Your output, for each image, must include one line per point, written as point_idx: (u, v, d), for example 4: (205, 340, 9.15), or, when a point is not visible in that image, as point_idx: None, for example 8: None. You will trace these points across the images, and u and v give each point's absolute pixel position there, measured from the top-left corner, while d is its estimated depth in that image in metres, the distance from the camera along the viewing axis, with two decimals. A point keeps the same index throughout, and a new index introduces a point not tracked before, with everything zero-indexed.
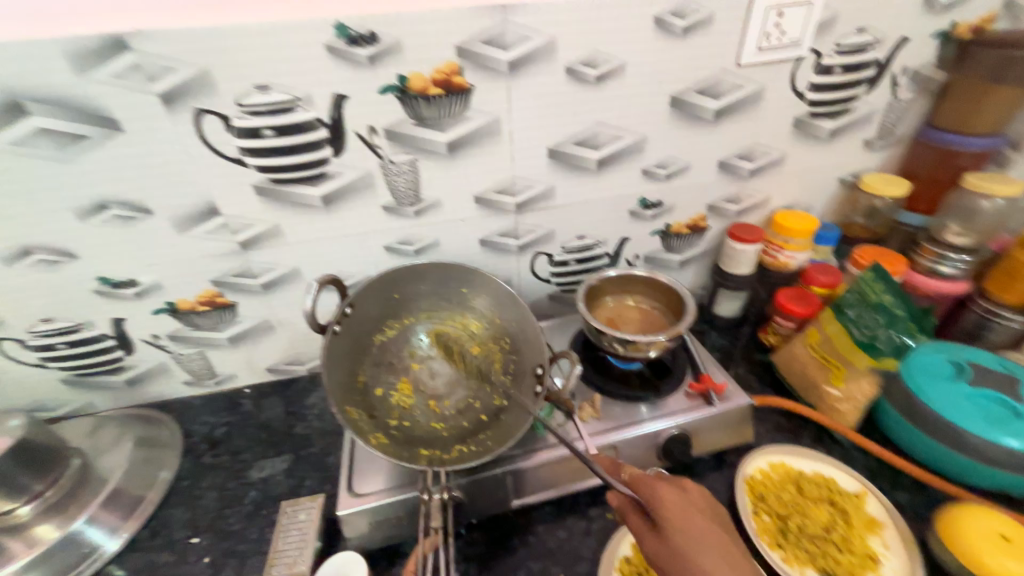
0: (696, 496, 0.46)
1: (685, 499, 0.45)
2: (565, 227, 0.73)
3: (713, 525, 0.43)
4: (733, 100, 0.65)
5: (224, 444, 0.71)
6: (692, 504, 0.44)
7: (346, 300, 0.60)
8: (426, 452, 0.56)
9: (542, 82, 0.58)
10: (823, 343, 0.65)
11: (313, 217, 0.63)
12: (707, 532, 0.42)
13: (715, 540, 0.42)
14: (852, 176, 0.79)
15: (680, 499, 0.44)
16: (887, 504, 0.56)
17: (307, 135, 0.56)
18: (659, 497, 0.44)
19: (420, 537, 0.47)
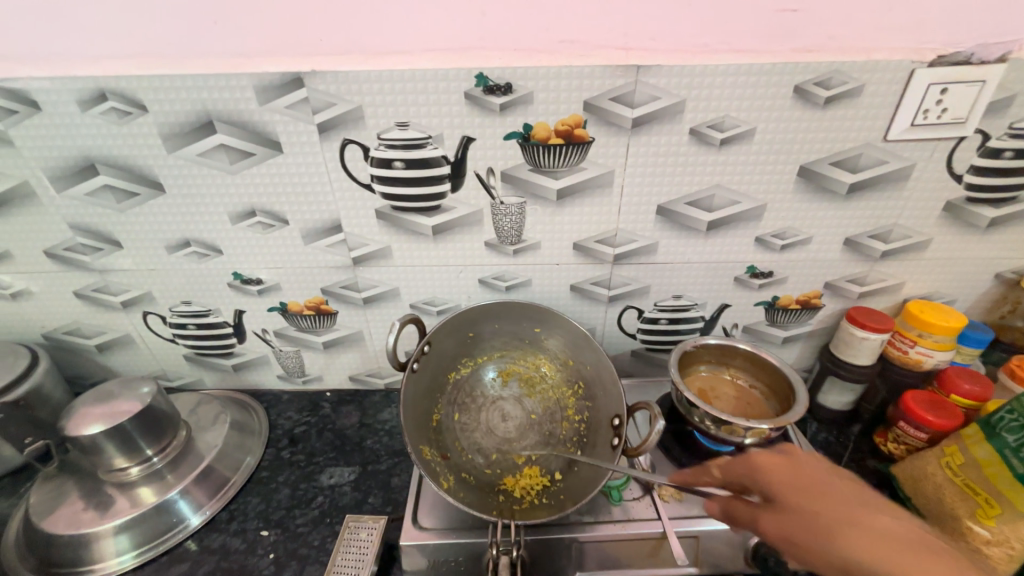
0: (799, 457, 0.45)
1: (799, 464, 0.44)
2: (662, 284, 0.71)
3: (856, 495, 0.41)
4: (872, 175, 0.60)
5: (302, 442, 0.75)
6: (803, 467, 0.44)
7: (425, 338, 0.61)
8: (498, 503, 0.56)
9: (663, 142, 0.58)
10: (969, 468, 0.55)
11: (420, 244, 0.67)
12: (847, 499, 0.40)
13: (864, 509, 0.39)
14: (1012, 273, 0.68)
15: (794, 468, 0.44)
16: None
17: (432, 169, 0.60)
18: (755, 464, 0.45)
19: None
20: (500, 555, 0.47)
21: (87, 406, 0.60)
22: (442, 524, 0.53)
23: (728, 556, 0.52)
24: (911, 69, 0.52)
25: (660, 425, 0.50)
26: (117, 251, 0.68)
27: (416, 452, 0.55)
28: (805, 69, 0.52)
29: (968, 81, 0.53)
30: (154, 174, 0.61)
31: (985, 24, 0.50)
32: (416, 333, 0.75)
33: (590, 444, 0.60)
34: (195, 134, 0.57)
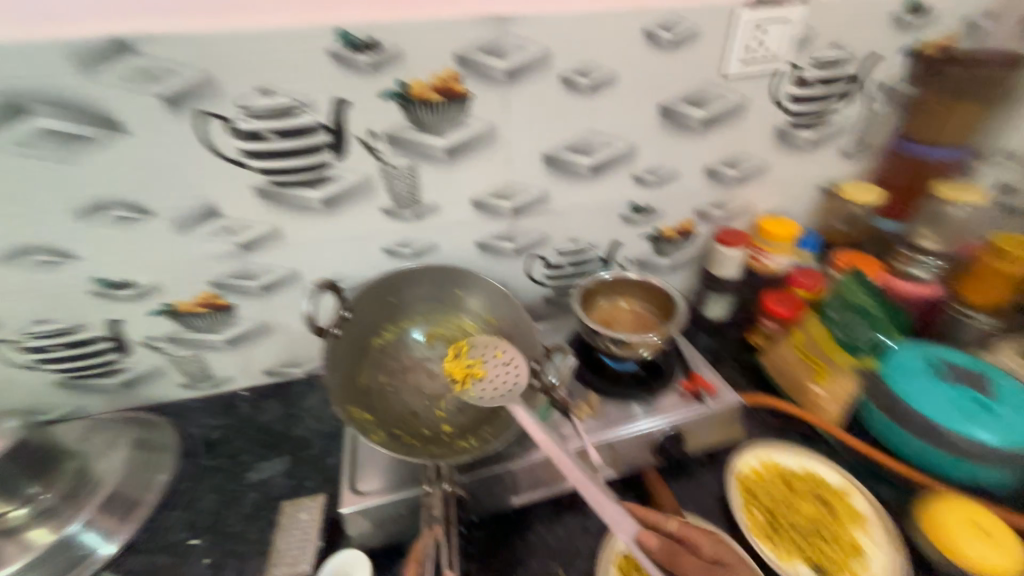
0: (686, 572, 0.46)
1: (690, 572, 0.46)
2: (560, 231, 0.76)
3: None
4: (719, 110, 0.69)
5: (222, 446, 0.71)
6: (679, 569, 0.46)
7: (344, 304, 0.61)
8: (428, 449, 0.56)
9: (536, 90, 0.60)
10: (808, 344, 0.68)
11: (314, 220, 0.64)
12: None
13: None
14: (832, 184, 0.83)
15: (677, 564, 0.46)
16: (873, 499, 0.58)
17: (308, 137, 0.57)
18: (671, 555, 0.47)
19: (426, 526, 0.49)
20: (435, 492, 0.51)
21: None
22: (381, 485, 0.55)
23: (637, 454, 0.61)
24: (735, 11, 0.60)
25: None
26: None
27: (341, 409, 0.54)
28: (650, 14, 0.58)
29: (779, 21, 0.62)
30: None
31: None
32: (321, 309, 0.73)
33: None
34: (4, 120, 0.49)
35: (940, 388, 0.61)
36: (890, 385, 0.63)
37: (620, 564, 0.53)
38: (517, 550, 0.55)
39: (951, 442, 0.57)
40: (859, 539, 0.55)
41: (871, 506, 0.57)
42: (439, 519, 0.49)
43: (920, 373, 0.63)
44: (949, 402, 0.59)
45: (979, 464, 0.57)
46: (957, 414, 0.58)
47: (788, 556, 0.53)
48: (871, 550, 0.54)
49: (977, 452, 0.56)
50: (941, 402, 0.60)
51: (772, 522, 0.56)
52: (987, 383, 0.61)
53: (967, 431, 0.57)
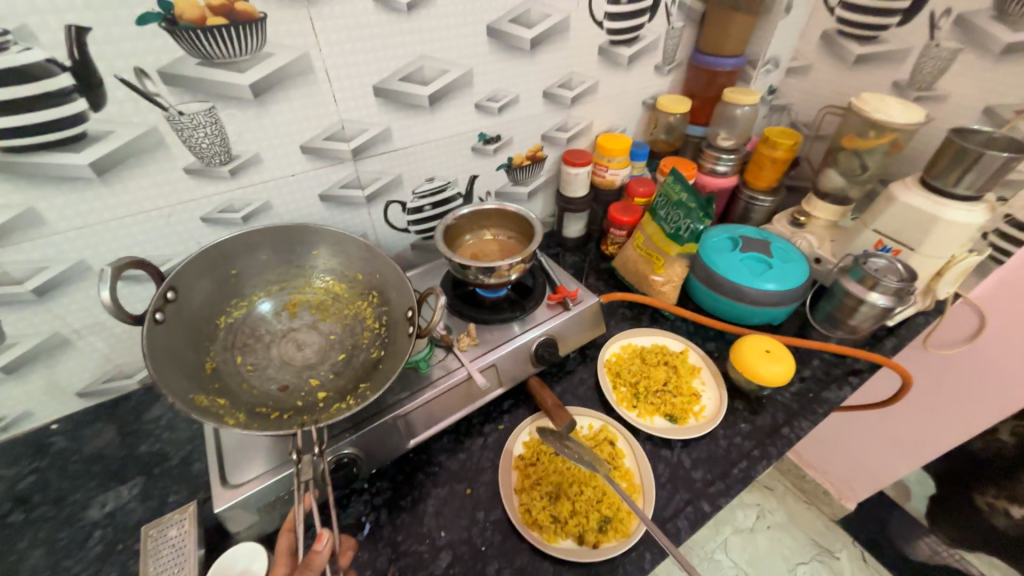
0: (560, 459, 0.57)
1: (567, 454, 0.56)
2: (412, 171, 0.72)
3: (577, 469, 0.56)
4: (544, 29, 0.69)
5: (39, 493, 0.57)
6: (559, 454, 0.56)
7: (164, 284, 0.51)
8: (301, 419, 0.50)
9: (347, 11, 0.54)
10: (646, 242, 0.78)
11: (86, 193, 0.50)
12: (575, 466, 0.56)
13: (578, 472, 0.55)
14: (651, 98, 0.92)
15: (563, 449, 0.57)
16: (702, 353, 0.72)
17: (49, 80, 0.44)
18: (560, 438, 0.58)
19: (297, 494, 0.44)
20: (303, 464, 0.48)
21: None
22: (258, 472, 0.50)
23: (520, 368, 0.65)
24: None
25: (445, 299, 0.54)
26: None
27: (177, 396, 0.46)
28: None
29: None
30: None
31: None
32: (129, 294, 0.60)
33: (391, 341, 0.58)
34: None
35: (737, 255, 0.76)
36: (707, 262, 0.77)
37: (518, 464, 0.58)
38: (423, 486, 0.57)
39: (747, 295, 0.73)
40: (696, 387, 0.68)
41: (701, 359, 0.72)
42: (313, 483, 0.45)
43: (724, 248, 0.78)
44: (742, 264, 0.75)
45: (765, 307, 0.73)
46: (749, 274, 0.73)
47: (648, 414, 0.64)
48: (704, 392, 0.68)
49: (763, 299, 0.73)
50: (738, 266, 0.75)
51: (635, 392, 0.66)
52: (768, 244, 0.78)
53: (756, 284, 0.72)
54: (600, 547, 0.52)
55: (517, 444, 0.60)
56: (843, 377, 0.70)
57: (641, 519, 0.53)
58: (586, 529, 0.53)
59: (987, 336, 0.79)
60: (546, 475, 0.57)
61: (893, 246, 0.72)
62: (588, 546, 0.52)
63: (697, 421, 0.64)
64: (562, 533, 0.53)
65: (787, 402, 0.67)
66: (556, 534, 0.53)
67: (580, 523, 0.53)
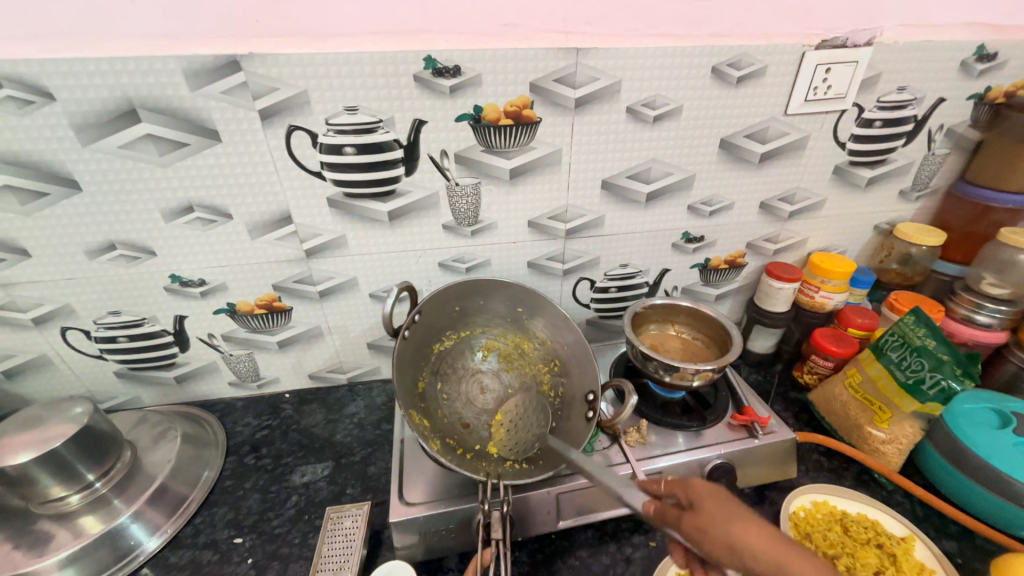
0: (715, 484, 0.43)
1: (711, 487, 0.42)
2: (610, 255, 0.76)
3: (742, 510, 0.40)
4: (778, 145, 0.69)
5: (266, 447, 0.71)
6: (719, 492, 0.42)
7: (416, 306, 0.61)
8: (482, 464, 0.57)
9: (602, 120, 0.62)
10: (865, 384, 0.66)
11: (377, 231, 0.66)
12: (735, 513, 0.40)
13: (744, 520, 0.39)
14: (886, 224, 0.82)
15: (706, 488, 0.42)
16: (936, 550, 0.55)
17: (387, 152, 0.60)
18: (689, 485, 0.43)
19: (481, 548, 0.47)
20: (491, 512, 0.50)
21: (12, 435, 0.54)
22: (428, 497, 0.54)
23: None
24: (802, 52, 0.61)
25: (632, 399, 0.57)
26: (24, 260, 0.60)
27: (407, 414, 0.55)
28: (719, 52, 0.59)
29: (846, 62, 0.63)
30: (67, 171, 0.54)
31: (855, 15, 0.60)
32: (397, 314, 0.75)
33: (563, 417, 0.63)
34: (115, 124, 0.53)
35: (1009, 437, 0.58)
36: (956, 433, 0.60)
37: None
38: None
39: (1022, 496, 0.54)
40: None
41: (934, 557, 0.55)
42: (498, 541, 0.48)
43: (987, 423, 0.60)
44: (1017, 451, 0.56)
45: None
46: None
47: None
48: None
49: None
50: (1009, 451, 0.57)
51: None
52: None
53: None
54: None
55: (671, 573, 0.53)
56: None
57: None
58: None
59: None
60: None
61: None
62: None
63: None
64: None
65: None
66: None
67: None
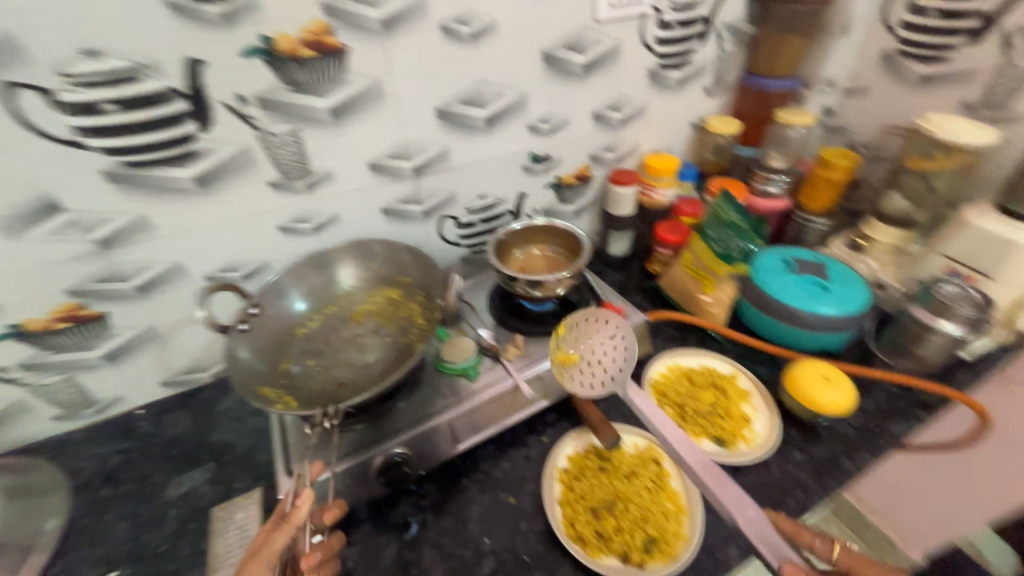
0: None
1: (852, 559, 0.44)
2: (465, 187, 0.76)
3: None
4: (596, 54, 0.73)
5: (125, 472, 0.62)
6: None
7: (249, 301, 0.59)
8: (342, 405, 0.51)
9: (417, 41, 0.59)
10: (695, 261, 0.78)
11: (188, 203, 0.57)
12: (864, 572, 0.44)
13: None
14: (700, 120, 0.93)
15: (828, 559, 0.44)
16: (754, 377, 0.69)
17: (165, 104, 0.50)
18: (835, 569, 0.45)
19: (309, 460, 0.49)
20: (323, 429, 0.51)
21: None
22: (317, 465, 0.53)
23: (565, 382, 0.65)
24: None
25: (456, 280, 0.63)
26: None
27: (243, 390, 0.51)
28: None
29: None
30: None
31: None
32: (220, 309, 0.67)
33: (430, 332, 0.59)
34: None
35: (793, 277, 0.74)
36: (759, 285, 0.75)
37: (562, 478, 0.57)
38: (468, 491, 0.58)
39: (804, 319, 0.71)
40: (746, 412, 0.65)
41: (753, 383, 0.69)
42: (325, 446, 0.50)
43: (779, 271, 0.76)
44: (797, 287, 0.73)
45: (823, 333, 0.71)
46: (805, 296, 0.71)
47: (696, 436, 0.62)
48: (756, 418, 0.64)
49: (821, 324, 0.70)
50: (793, 288, 0.73)
51: (681, 413, 0.65)
52: (824, 267, 0.75)
53: (814, 308, 0.70)
54: (648, 569, 0.49)
55: (560, 458, 0.59)
56: (910, 410, 0.65)
57: (691, 548, 0.50)
58: (631, 550, 0.51)
59: None
60: (590, 490, 0.56)
61: (966, 273, 0.67)
62: (634, 566, 0.49)
63: (748, 448, 0.61)
64: (606, 550, 0.51)
65: (848, 432, 0.63)
66: (600, 551, 0.51)
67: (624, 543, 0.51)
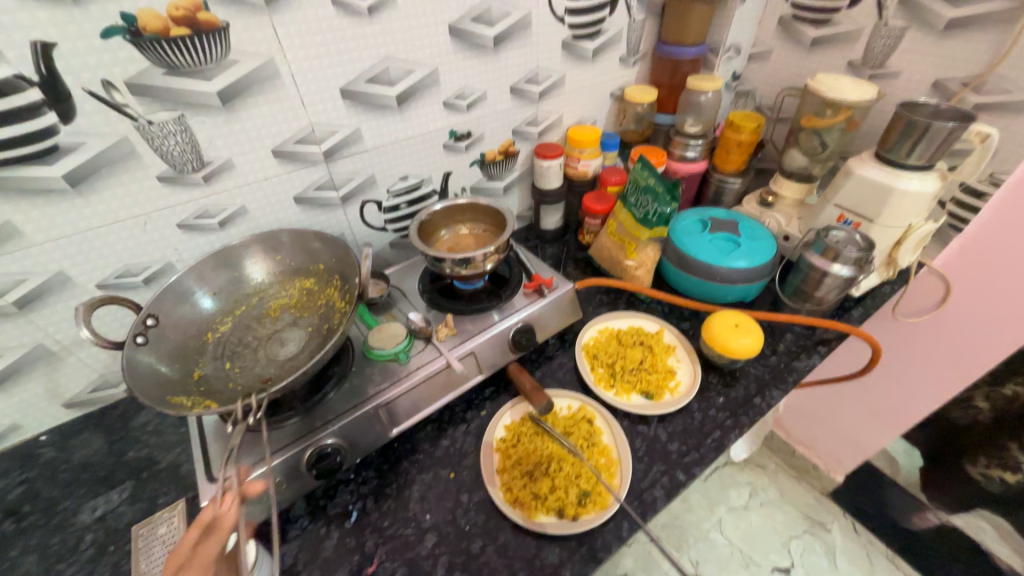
0: None
1: None
2: (384, 170, 0.74)
3: None
4: (506, 26, 0.72)
5: (29, 503, 0.57)
6: None
7: (142, 312, 0.54)
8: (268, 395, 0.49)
9: (308, 16, 0.55)
10: (619, 228, 0.80)
11: (62, 204, 0.51)
12: None
13: None
14: (619, 90, 0.95)
15: None
16: (677, 332, 0.74)
17: (16, 94, 0.45)
18: None
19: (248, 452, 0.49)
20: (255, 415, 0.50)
21: None
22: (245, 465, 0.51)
23: (499, 355, 0.66)
24: None
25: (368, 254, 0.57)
26: None
27: (151, 400, 0.47)
28: None
29: None
30: None
31: None
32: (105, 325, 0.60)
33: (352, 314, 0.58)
34: None
35: (708, 236, 0.78)
36: (678, 246, 0.79)
37: (499, 447, 0.59)
38: (407, 473, 0.58)
39: (719, 274, 0.75)
40: (671, 364, 0.70)
41: (676, 337, 0.73)
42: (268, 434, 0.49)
43: (695, 231, 0.80)
44: (712, 244, 0.77)
45: (737, 285, 0.76)
46: (719, 253, 0.76)
47: (625, 393, 0.66)
48: (679, 368, 0.69)
49: (734, 277, 0.75)
50: (708, 246, 0.77)
51: (611, 372, 0.68)
52: (735, 223, 0.80)
53: (729, 263, 0.75)
54: (580, 520, 0.52)
55: (498, 428, 0.61)
56: (812, 346, 0.73)
57: (620, 494, 0.53)
58: (565, 505, 0.53)
59: (955, 303, 0.83)
60: (526, 454, 0.58)
61: (854, 219, 0.73)
62: (568, 519, 0.52)
63: (672, 397, 0.65)
64: (541, 508, 0.53)
65: (760, 373, 0.69)
66: (536, 510, 0.53)
67: (558, 499, 0.54)
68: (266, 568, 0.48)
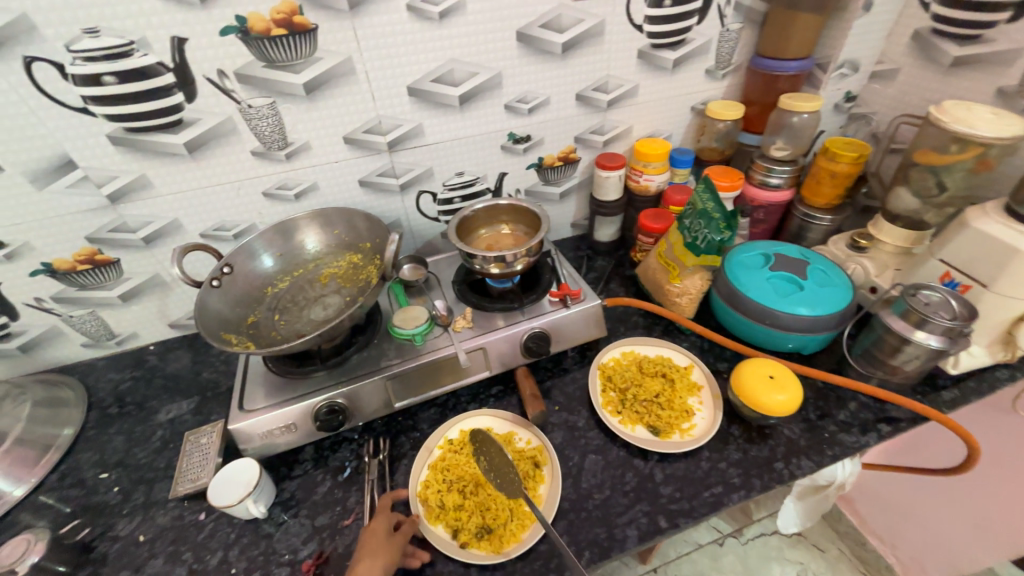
0: None
1: None
2: (442, 165, 0.79)
3: None
4: (576, 33, 0.71)
5: (130, 396, 0.74)
6: None
7: (222, 261, 0.66)
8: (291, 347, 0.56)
9: (384, 21, 0.61)
10: (667, 250, 0.76)
11: (180, 166, 0.65)
12: None
13: None
14: (701, 104, 0.88)
15: None
16: (707, 371, 0.68)
17: (157, 78, 0.57)
18: None
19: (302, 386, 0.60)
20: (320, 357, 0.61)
21: None
22: (268, 403, 0.59)
23: (510, 356, 0.67)
24: None
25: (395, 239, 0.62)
26: None
27: (208, 333, 0.58)
28: None
29: None
30: None
31: None
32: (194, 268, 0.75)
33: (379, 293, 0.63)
34: None
35: (767, 274, 0.70)
36: (731, 279, 0.72)
37: (443, 446, 0.61)
38: (402, 446, 0.63)
39: (770, 317, 0.67)
40: (690, 405, 0.64)
41: (705, 377, 0.67)
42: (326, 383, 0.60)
43: (754, 266, 0.72)
44: (769, 283, 0.69)
45: (792, 333, 0.67)
46: (776, 294, 0.67)
47: (631, 422, 0.63)
48: (699, 411, 0.63)
49: (789, 324, 0.66)
50: (764, 284, 0.69)
51: (623, 398, 0.65)
52: (806, 265, 0.71)
53: (786, 307, 0.66)
54: (467, 549, 0.51)
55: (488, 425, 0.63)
56: (872, 422, 0.62)
57: (522, 539, 0.52)
58: (463, 528, 0.54)
59: None
60: (457, 464, 0.59)
61: (963, 281, 0.60)
62: (457, 542, 0.52)
63: (682, 438, 0.60)
64: (441, 519, 0.54)
65: (794, 437, 0.60)
66: (435, 518, 0.54)
67: (459, 518, 0.54)
68: (267, 493, 0.56)
